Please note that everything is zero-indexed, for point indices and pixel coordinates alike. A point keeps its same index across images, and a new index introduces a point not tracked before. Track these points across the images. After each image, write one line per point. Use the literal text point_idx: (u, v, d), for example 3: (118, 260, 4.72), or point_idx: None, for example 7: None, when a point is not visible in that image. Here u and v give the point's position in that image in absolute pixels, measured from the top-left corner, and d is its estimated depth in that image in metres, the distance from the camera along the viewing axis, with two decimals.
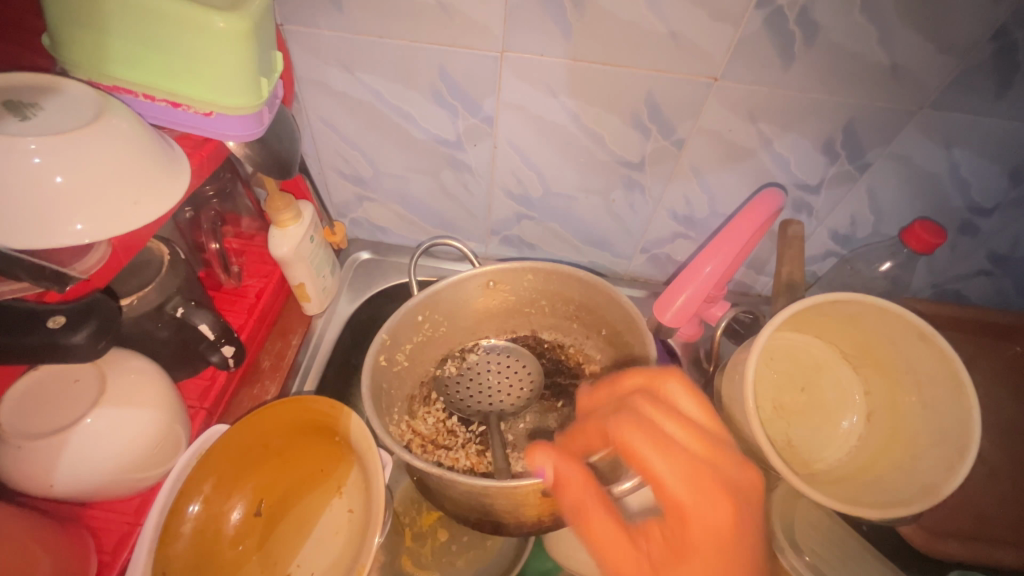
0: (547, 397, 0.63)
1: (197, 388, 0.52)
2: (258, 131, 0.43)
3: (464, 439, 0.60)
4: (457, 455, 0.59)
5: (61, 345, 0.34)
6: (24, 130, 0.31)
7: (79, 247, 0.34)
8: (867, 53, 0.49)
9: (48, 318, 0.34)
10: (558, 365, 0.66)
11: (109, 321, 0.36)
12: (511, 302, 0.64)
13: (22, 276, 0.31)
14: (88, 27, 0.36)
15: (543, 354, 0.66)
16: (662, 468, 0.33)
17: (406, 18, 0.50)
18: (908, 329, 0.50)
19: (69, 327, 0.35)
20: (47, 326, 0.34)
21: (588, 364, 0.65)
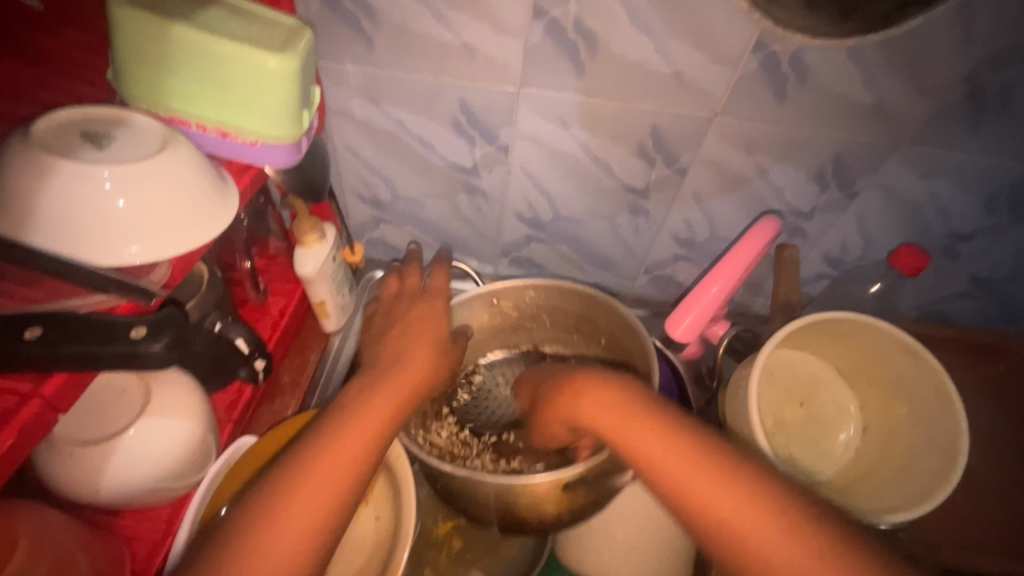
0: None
1: (223, 401, 0.54)
2: (296, 158, 0.46)
3: (477, 449, 0.63)
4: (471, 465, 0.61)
5: (142, 354, 0.36)
6: (96, 159, 0.33)
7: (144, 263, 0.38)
8: (853, 92, 0.54)
9: (129, 328, 0.35)
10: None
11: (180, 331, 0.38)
12: (514, 317, 0.67)
13: (113, 291, 0.35)
14: (152, 65, 0.39)
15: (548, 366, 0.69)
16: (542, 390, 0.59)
17: (433, 56, 0.54)
18: (895, 344, 0.53)
19: (147, 339, 0.36)
20: (130, 334, 0.35)
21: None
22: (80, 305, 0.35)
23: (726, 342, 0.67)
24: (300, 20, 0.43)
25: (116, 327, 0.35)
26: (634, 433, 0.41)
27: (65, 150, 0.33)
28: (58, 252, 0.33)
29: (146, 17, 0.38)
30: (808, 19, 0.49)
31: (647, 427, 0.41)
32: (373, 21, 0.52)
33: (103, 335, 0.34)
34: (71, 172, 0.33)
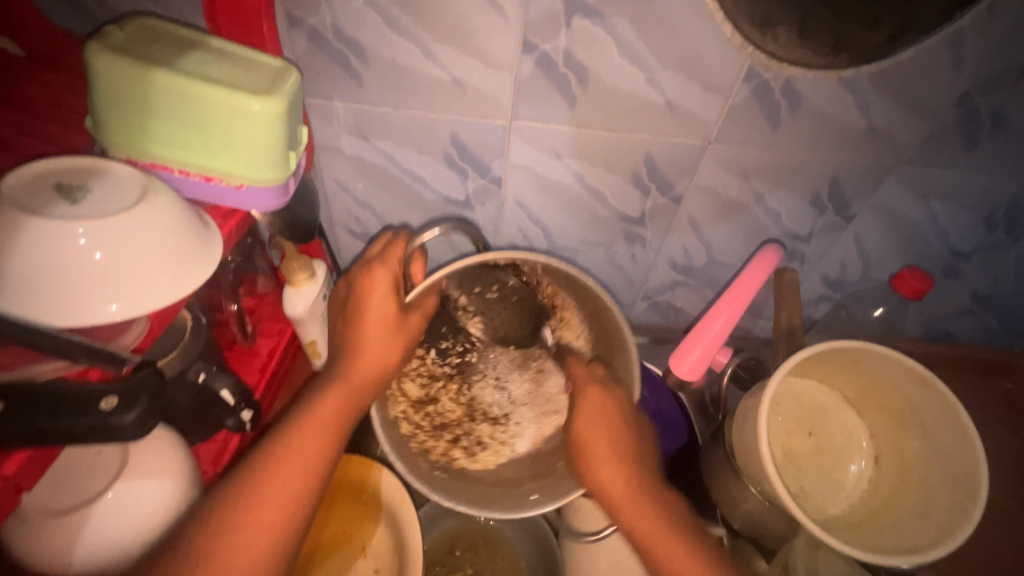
0: (518, 332, 0.62)
1: (210, 452, 0.50)
2: (284, 200, 0.45)
3: (440, 379, 0.62)
4: (439, 402, 0.61)
5: (113, 424, 0.34)
6: (71, 214, 0.32)
7: (117, 324, 0.36)
8: (847, 117, 0.54)
9: (99, 400, 0.33)
10: (533, 302, 0.62)
11: (154, 395, 0.36)
12: (492, 267, 0.59)
13: (81, 357, 0.32)
14: (132, 112, 0.38)
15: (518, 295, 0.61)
16: (581, 400, 0.54)
17: (422, 92, 0.53)
18: (908, 374, 0.51)
19: (117, 410, 0.34)
20: (99, 406, 0.33)
21: (562, 308, 0.62)
22: (47, 372, 0.32)
23: (732, 370, 0.65)
24: (286, 62, 0.43)
25: (89, 398, 0.33)
26: (670, 551, 0.46)
27: (35, 206, 0.31)
28: (27, 314, 0.31)
29: (127, 65, 0.37)
30: (807, 47, 0.48)
31: (677, 541, 0.46)
32: (360, 58, 0.51)
33: (69, 410, 0.32)
34: (44, 228, 0.31)
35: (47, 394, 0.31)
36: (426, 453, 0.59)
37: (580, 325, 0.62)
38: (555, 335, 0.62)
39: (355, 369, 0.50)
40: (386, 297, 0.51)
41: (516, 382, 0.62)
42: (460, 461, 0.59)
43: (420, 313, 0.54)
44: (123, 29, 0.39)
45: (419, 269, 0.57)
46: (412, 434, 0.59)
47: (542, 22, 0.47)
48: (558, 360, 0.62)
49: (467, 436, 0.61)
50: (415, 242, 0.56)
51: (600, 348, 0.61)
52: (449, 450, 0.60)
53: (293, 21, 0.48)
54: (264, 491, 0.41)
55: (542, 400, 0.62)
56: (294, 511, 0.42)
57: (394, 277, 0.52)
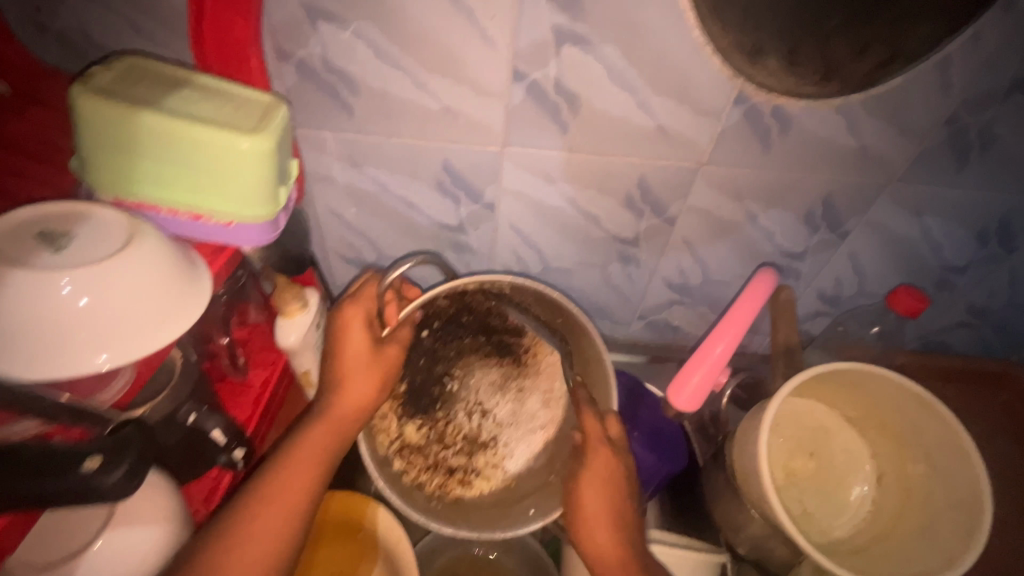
0: (494, 355, 0.61)
1: (202, 488, 0.49)
2: (275, 235, 0.44)
3: (419, 413, 0.59)
4: (424, 435, 0.59)
5: (98, 486, 0.33)
6: (56, 264, 0.31)
7: (107, 374, 0.39)
8: (838, 138, 0.54)
9: (84, 461, 0.33)
10: (506, 322, 0.61)
11: (142, 452, 0.36)
12: (462, 296, 0.61)
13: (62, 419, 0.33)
14: (118, 154, 0.38)
15: (490, 318, 0.61)
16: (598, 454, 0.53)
17: (414, 121, 0.53)
18: (908, 396, 0.50)
19: (106, 467, 0.34)
20: (83, 468, 0.33)
21: (535, 324, 0.61)
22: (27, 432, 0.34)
23: (729, 393, 0.67)
24: (275, 97, 0.42)
25: (75, 458, 0.33)
26: None
27: (18, 256, 0.31)
28: (14, 372, 0.30)
29: (113, 108, 0.36)
30: (795, 78, 0.48)
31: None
32: (350, 89, 0.51)
33: (53, 471, 0.32)
34: (29, 279, 0.30)
35: (34, 453, 0.32)
36: (421, 487, 0.58)
37: (552, 342, 0.59)
38: (531, 351, 0.61)
39: (339, 407, 0.50)
40: (363, 335, 0.51)
41: (498, 404, 0.60)
42: (456, 491, 0.58)
43: (397, 345, 0.54)
44: (108, 70, 0.39)
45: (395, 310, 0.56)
46: (404, 470, 0.58)
47: (531, 52, 0.47)
48: (538, 376, 0.60)
49: (457, 465, 0.59)
50: (387, 280, 0.52)
51: (575, 363, 0.59)
52: (442, 482, 0.58)
53: (281, 54, 0.48)
54: (254, 537, 0.41)
55: (526, 419, 0.60)
56: (281, 551, 0.42)
57: (370, 313, 0.53)
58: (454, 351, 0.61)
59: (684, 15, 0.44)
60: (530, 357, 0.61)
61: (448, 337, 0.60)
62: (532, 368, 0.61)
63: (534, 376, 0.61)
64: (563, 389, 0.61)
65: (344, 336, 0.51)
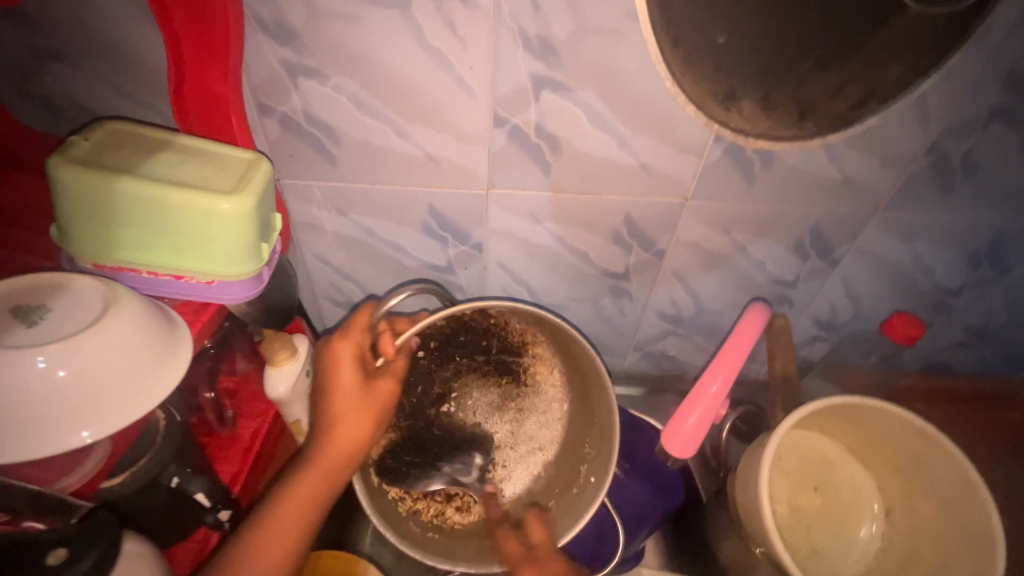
0: (494, 376, 0.61)
1: (189, 552, 0.47)
2: (259, 289, 0.44)
3: (412, 440, 0.59)
4: (421, 461, 0.60)
5: None
6: (30, 342, 0.31)
7: (79, 454, 0.37)
8: (821, 169, 0.54)
9: (47, 554, 0.33)
10: (504, 342, 0.62)
11: (112, 543, 0.35)
12: (461, 318, 0.60)
13: (29, 514, 0.35)
14: (97, 221, 0.38)
15: (487, 338, 0.61)
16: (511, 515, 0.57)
17: (398, 168, 0.53)
18: (909, 429, 0.49)
19: (72, 558, 0.33)
20: (46, 561, 0.33)
21: (534, 344, 0.62)
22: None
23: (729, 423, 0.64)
24: (256, 153, 0.43)
25: (38, 554, 0.33)
26: None
27: None
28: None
29: (92, 177, 0.36)
30: (770, 121, 0.49)
31: None
32: (334, 140, 0.51)
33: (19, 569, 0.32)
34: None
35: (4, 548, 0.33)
36: (416, 516, 0.58)
37: (552, 358, 0.62)
38: (530, 371, 0.62)
39: (331, 450, 0.47)
40: (353, 376, 0.49)
41: (497, 425, 0.61)
42: (452, 518, 0.59)
43: (390, 378, 0.52)
44: (89, 138, 0.39)
45: (390, 341, 0.51)
46: (399, 499, 0.59)
47: (509, 99, 0.48)
48: (536, 394, 0.62)
49: (455, 491, 0.60)
50: (381, 311, 0.51)
51: (574, 380, 0.62)
52: (438, 509, 0.59)
53: (264, 110, 0.48)
54: None
55: (525, 440, 0.62)
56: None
57: (360, 348, 0.50)
58: (451, 372, 0.60)
59: (655, 64, 0.45)
60: (529, 378, 0.62)
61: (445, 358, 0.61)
62: (530, 388, 0.62)
63: (534, 397, 0.62)
64: (563, 408, 0.62)
65: (330, 372, 0.49)
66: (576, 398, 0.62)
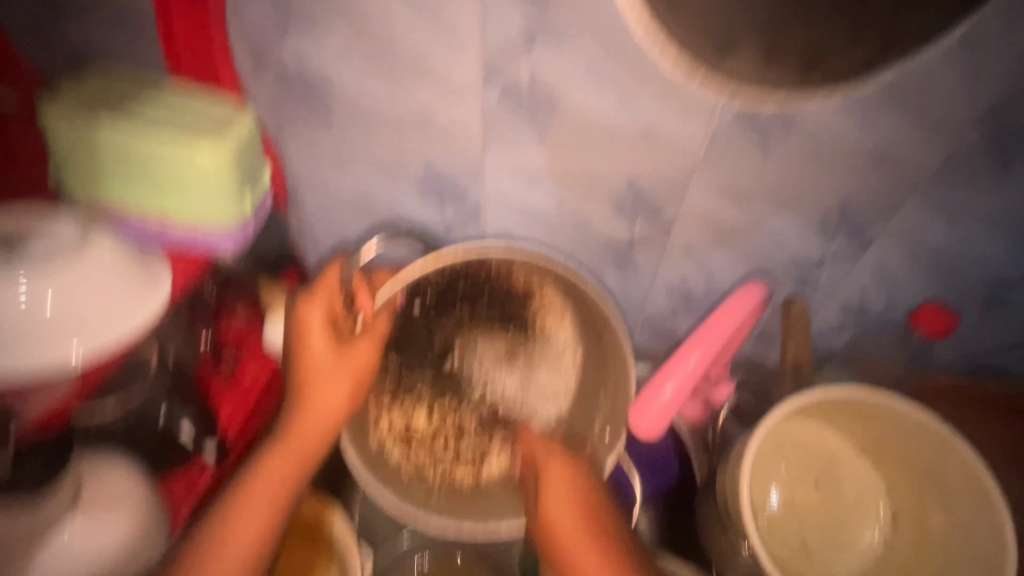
0: (499, 324, 0.61)
1: (184, 482, 0.52)
2: (245, 238, 0.45)
3: (419, 392, 0.61)
4: (426, 423, 0.60)
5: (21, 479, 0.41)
6: (16, 270, 0.35)
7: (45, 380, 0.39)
8: (849, 137, 0.48)
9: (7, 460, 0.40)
10: (508, 291, 0.60)
11: (61, 455, 0.43)
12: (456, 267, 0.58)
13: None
14: (88, 163, 0.41)
15: (487, 285, 0.60)
16: (551, 461, 0.52)
17: (390, 124, 0.52)
18: (922, 432, 0.45)
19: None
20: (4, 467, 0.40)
21: (541, 290, 0.59)
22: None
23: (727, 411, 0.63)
24: (241, 104, 0.43)
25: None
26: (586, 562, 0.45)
27: None
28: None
29: (81, 121, 0.39)
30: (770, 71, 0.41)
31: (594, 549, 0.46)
32: (327, 94, 0.51)
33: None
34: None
35: None
36: (423, 478, 0.58)
37: (562, 304, 0.60)
38: (538, 320, 0.60)
39: (306, 422, 0.48)
40: (325, 338, 0.50)
41: (505, 376, 0.61)
42: (467, 479, 0.59)
43: (370, 339, 0.53)
44: (83, 87, 0.42)
45: (368, 299, 0.53)
46: (405, 461, 0.59)
47: (498, 53, 0.45)
48: (543, 341, 0.61)
49: (467, 451, 0.60)
50: (355, 262, 0.52)
51: (585, 325, 0.59)
52: (449, 471, 0.59)
53: (257, 62, 0.49)
54: (219, 554, 0.42)
55: (536, 393, 0.61)
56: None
57: (332, 309, 0.52)
58: (452, 324, 0.61)
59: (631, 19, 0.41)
60: (538, 326, 0.61)
61: (444, 308, 0.60)
62: (539, 336, 0.61)
63: (544, 345, 0.61)
64: (576, 357, 0.61)
65: (302, 326, 0.50)
66: (587, 340, 0.60)
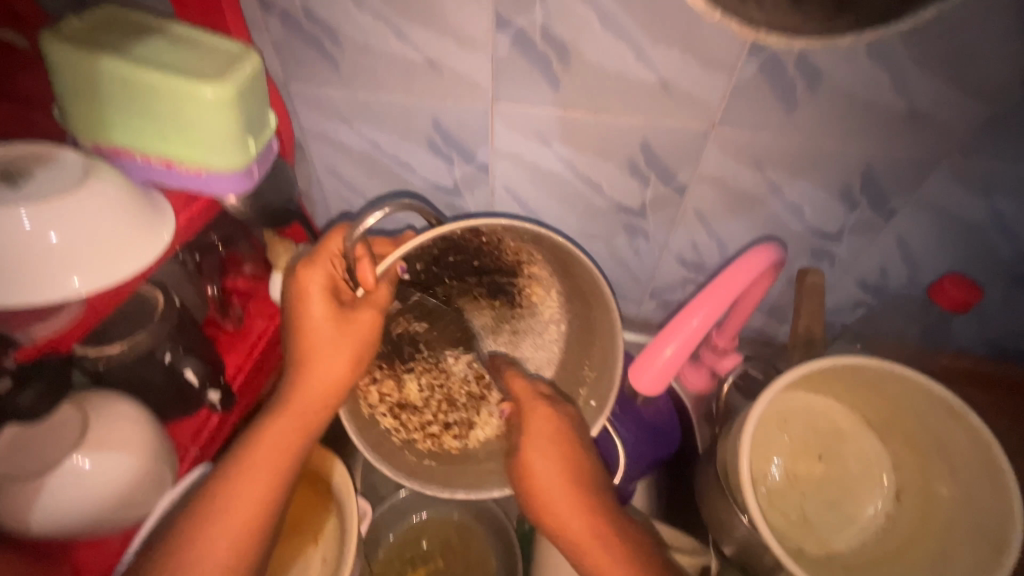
0: (487, 296, 0.61)
1: (189, 427, 0.53)
2: (249, 185, 0.45)
3: (407, 362, 0.62)
4: (414, 391, 0.61)
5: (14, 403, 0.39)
6: (15, 198, 0.33)
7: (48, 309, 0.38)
8: (879, 97, 0.46)
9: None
10: (498, 262, 0.58)
11: (57, 380, 0.41)
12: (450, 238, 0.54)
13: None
14: (89, 98, 0.39)
15: (479, 259, 0.58)
16: (534, 416, 0.50)
17: (399, 75, 0.51)
18: (936, 405, 0.43)
19: (17, 389, 0.39)
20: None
21: (530, 265, 0.59)
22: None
23: (733, 379, 0.62)
24: (246, 45, 0.42)
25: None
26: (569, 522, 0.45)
27: None
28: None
29: (80, 54, 0.37)
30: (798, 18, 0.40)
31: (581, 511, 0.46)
32: (335, 42, 0.49)
33: None
34: None
35: None
36: (412, 446, 0.58)
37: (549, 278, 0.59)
38: (525, 292, 0.61)
39: (306, 396, 0.47)
40: (324, 304, 0.48)
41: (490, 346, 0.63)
42: (452, 445, 0.60)
43: (370, 308, 0.49)
44: (84, 19, 0.40)
45: (368, 266, 0.49)
46: (394, 429, 0.59)
47: None
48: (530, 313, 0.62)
49: (454, 420, 0.62)
50: (356, 236, 0.45)
51: (573, 299, 0.58)
52: (438, 438, 0.60)
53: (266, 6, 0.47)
54: (222, 525, 0.41)
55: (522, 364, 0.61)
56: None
57: (333, 278, 0.49)
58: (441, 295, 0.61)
59: None
60: (525, 298, 0.61)
61: (435, 280, 0.59)
62: (526, 309, 0.62)
63: (530, 317, 0.62)
64: (560, 330, 0.61)
65: (302, 295, 0.48)
66: (574, 314, 0.59)
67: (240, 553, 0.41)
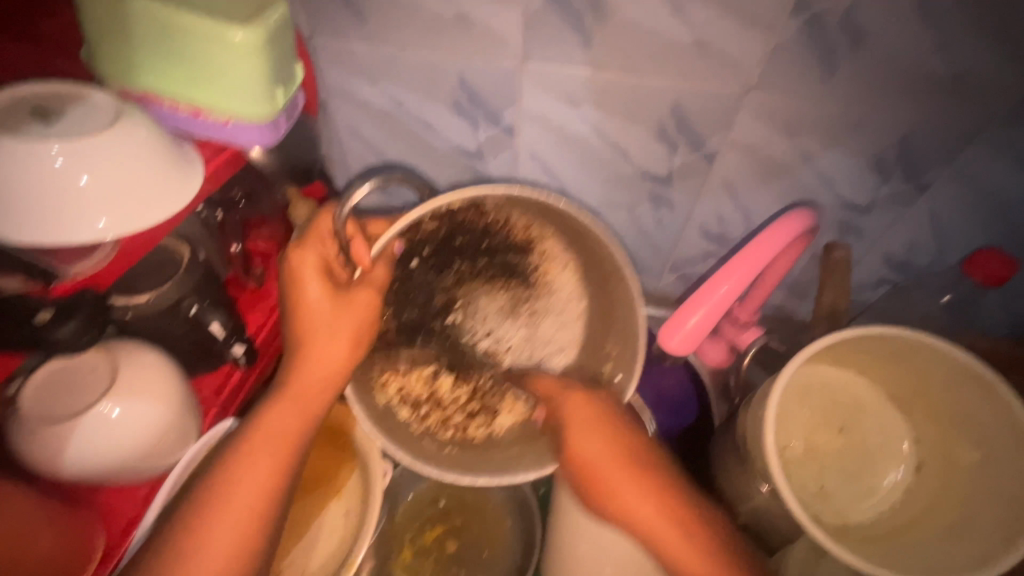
0: (499, 277, 0.60)
1: (214, 379, 0.54)
2: (275, 138, 0.44)
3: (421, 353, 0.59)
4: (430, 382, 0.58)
5: (52, 335, 0.38)
6: (45, 135, 0.33)
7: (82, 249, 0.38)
8: (923, 59, 0.44)
9: (38, 311, 0.38)
10: (509, 241, 0.59)
11: (97, 312, 0.40)
12: (451, 216, 0.55)
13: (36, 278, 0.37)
14: (117, 39, 0.39)
15: (488, 239, 0.58)
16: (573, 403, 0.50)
17: (427, 29, 0.50)
18: (962, 373, 0.43)
19: (59, 319, 0.38)
20: (38, 319, 0.38)
21: (542, 241, 0.59)
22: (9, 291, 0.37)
23: (752, 352, 0.61)
24: None
25: (28, 313, 0.38)
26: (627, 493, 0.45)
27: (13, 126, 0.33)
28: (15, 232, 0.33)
29: None
30: None
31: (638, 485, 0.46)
32: None
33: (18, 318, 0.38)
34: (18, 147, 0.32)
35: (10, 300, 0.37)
36: (431, 435, 0.56)
37: (563, 253, 0.59)
38: (539, 270, 0.60)
39: (309, 377, 0.47)
40: (320, 287, 0.47)
41: (510, 330, 0.60)
42: (477, 435, 0.57)
43: (367, 288, 0.49)
44: None
45: (363, 248, 0.48)
46: (413, 420, 0.57)
47: None
48: (546, 292, 0.60)
49: (477, 407, 0.59)
50: (344, 213, 0.45)
51: (590, 271, 0.58)
52: (461, 426, 0.58)
53: None
54: (228, 504, 0.42)
55: (542, 343, 0.61)
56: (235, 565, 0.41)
57: (327, 258, 0.48)
58: (452, 280, 0.59)
59: None
60: (540, 276, 0.60)
61: (444, 263, 0.58)
62: (541, 288, 0.60)
63: (547, 296, 0.61)
64: (579, 307, 0.60)
65: (296, 277, 0.47)
66: (590, 287, 0.59)
67: (248, 531, 0.42)
